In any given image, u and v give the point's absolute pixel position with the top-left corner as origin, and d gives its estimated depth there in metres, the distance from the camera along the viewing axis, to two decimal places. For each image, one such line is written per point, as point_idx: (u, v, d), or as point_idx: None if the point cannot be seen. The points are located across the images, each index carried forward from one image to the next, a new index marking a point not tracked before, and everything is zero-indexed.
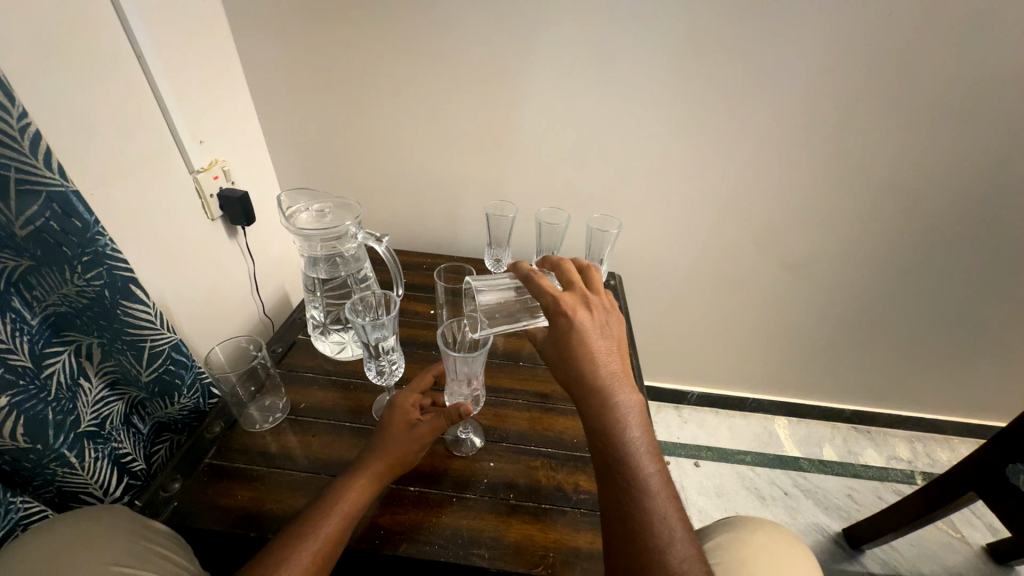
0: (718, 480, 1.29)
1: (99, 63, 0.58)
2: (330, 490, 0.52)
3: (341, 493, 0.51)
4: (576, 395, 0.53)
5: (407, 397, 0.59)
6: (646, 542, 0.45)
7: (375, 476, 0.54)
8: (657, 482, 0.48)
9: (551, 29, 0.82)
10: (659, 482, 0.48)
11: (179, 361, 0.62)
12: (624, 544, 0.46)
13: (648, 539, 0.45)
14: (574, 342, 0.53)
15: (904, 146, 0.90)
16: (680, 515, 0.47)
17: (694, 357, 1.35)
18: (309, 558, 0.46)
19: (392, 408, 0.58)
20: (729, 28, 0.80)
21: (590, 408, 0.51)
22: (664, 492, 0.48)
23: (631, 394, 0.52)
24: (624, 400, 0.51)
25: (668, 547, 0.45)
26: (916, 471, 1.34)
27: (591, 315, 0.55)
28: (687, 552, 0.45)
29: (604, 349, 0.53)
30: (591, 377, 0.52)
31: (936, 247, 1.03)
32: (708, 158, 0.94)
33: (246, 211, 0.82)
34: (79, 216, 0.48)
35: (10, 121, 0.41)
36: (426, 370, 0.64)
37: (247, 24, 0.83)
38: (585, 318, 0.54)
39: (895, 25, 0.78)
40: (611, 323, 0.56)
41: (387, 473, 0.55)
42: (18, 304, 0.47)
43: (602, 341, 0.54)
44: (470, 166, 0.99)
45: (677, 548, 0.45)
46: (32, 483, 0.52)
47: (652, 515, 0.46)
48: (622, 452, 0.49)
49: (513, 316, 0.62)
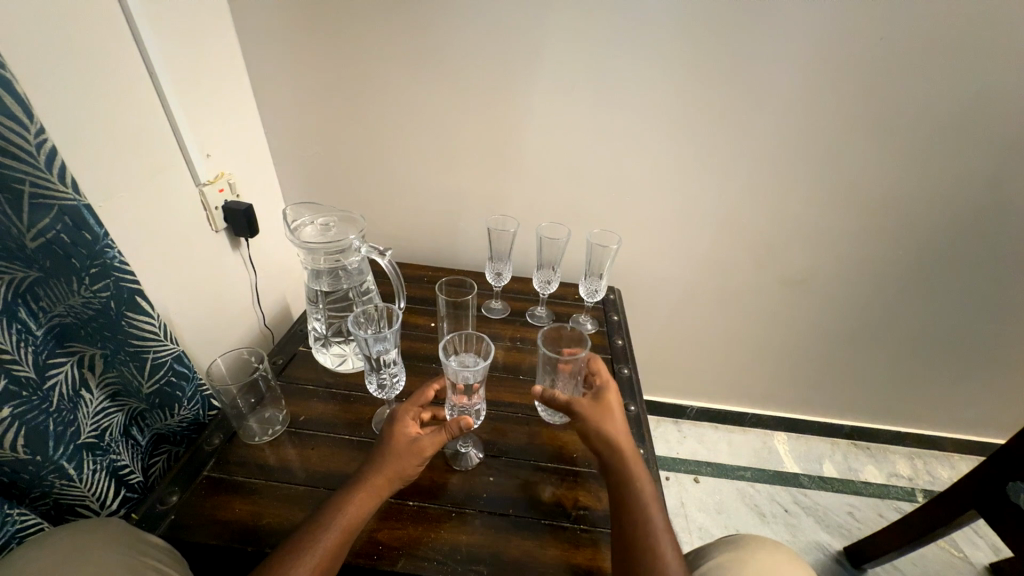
0: (718, 496, 1.28)
1: (112, 80, 0.59)
2: (329, 505, 0.52)
3: (340, 507, 0.51)
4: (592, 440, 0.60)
5: (407, 414, 0.59)
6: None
7: (375, 491, 0.53)
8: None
9: (551, 50, 0.84)
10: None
11: (181, 372, 0.62)
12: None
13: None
14: (600, 432, 0.59)
15: (895, 165, 0.92)
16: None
17: (693, 372, 1.35)
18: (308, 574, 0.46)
19: (392, 422, 0.58)
20: (726, 50, 0.83)
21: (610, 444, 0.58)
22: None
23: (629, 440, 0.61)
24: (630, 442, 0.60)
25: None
26: (918, 488, 1.34)
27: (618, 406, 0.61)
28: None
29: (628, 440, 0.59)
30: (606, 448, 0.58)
31: (931, 263, 1.05)
32: (704, 175, 0.96)
33: (249, 222, 0.83)
34: (90, 229, 0.48)
35: (28, 137, 0.42)
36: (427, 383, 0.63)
37: (257, 43, 0.86)
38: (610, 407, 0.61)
39: (882, 50, 0.81)
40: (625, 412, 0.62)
41: (387, 487, 0.54)
42: (25, 314, 0.47)
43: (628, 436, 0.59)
44: (471, 181, 1.00)
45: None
46: (29, 495, 0.51)
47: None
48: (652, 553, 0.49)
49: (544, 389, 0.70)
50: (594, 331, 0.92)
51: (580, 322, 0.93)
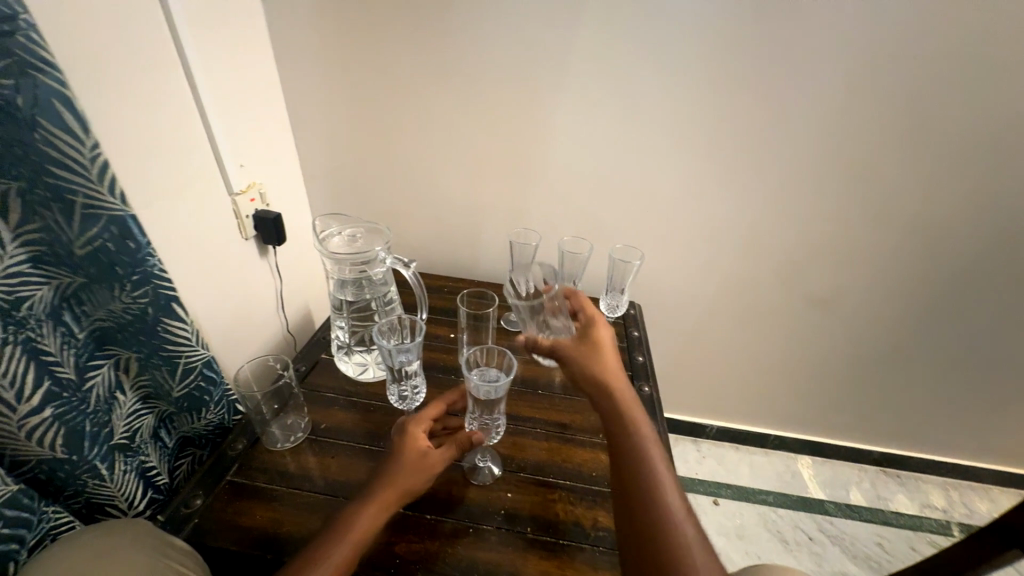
0: (738, 521, 1.24)
1: (157, 97, 0.62)
2: (340, 519, 0.51)
3: (352, 522, 0.51)
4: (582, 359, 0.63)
5: (418, 426, 0.59)
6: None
7: (387, 507, 0.53)
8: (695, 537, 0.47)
9: (577, 67, 0.85)
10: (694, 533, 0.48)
11: (209, 377, 0.64)
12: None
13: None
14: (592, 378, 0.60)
15: (928, 184, 0.90)
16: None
17: (714, 391, 1.32)
18: None
19: (404, 436, 0.57)
20: (753, 68, 0.82)
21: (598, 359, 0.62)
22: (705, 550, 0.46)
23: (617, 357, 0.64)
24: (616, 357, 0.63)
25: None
26: (953, 521, 1.27)
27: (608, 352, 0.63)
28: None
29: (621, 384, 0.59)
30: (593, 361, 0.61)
31: (967, 284, 1.01)
32: (728, 192, 0.95)
33: (278, 231, 0.85)
34: (134, 239, 0.51)
35: (84, 151, 0.44)
36: (440, 398, 0.64)
37: (292, 60, 0.89)
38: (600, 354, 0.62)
39: (917, 68, 0.79)
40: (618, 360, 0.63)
41: (399, 503, 0.54)
42: (69, 318, 0.49)
43: (622, 382, 0.59)
44: (494, 194, 1.01)
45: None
46: (63, 493, 0.52)
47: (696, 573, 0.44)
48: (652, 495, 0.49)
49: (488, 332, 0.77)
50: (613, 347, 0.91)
51: None
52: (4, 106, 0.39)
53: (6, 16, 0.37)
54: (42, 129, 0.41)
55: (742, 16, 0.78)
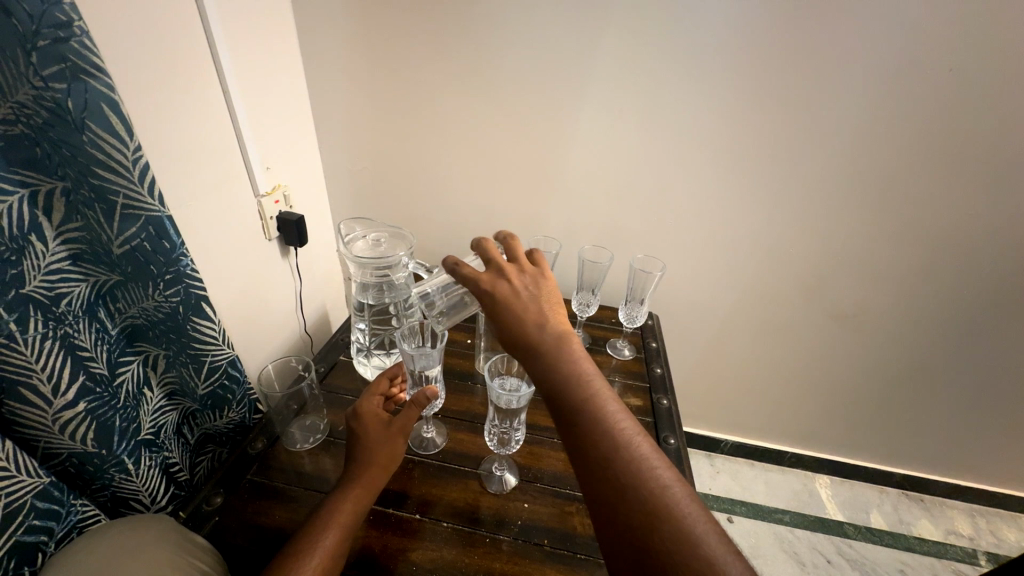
0: (753, 539, 1.21)
1: (192, 100, 0.64)
2: (326, 505, 0.52)
3: (339, 505, 0.52)
4: (493, 315, 0.53)
5: (372, 403, 0.61)
6: (671, 548, 0.38)
7: (370, 484, 0.54)
8: (666, 472, 0.43)
9: (601, 77, 0.85)
10: (651, 459, 0.43)
11: (233, 376, 0.65)
12: (640, 557, 0.39)
13: (675, 544, 0.38)
14: (515, 324, 0.51)
15: (964, 200, 0.87)
16: (700, 505, 0.42)
17: (729, 405, 1.30)
18: (318, 560, 0.47)
19: (360, 416, 0.59)
20: (783, 80, 0.81)
21: (508, 312, 0.52)
22: (677, 480, 0.42)
23: (531, 294, 0.53)
24: (529, 295, 0.53)
25: (684, 527, 0.39)
26: (979, 550, 1.22)
27: (526, 288, 0.53)
28: (721, 547, 0.39)
29: (549, 321, 0.51)
30: (505, 315, 0.52)
31: (1002, 304, 0.97)
32: (751, 204, 0.94)
33: (300, 233, 0.87)
34: (169, 238, 0.52)
35: (127, 154, 0.45)
36: (383, 373, 0.66)
37: (321, 65, 0.91)
38: (517, 290, 0.53)
39: (958, 82, 0.77)
40: (547, 292, 0.54)
41: (380, 474, 0.56)
42: (104, 314, 0.52)
43: (549, 330, 0.51)
44: (513, 201, 1.02)
45: (707, 544, 0.38)
46: (91, 486, 0.53)
47: (667, 500, 0.41)
48: (610, 443, 0.44)
49: (455, 312, 0.72)
50: (631, 358, 0.90)
51: (617, 348, 0.92)
52: (56, 109, 0.41)
53: (61, 23, 0.38)
54: (90, 132, 0.43)
55: (774, 28, 0.77)
